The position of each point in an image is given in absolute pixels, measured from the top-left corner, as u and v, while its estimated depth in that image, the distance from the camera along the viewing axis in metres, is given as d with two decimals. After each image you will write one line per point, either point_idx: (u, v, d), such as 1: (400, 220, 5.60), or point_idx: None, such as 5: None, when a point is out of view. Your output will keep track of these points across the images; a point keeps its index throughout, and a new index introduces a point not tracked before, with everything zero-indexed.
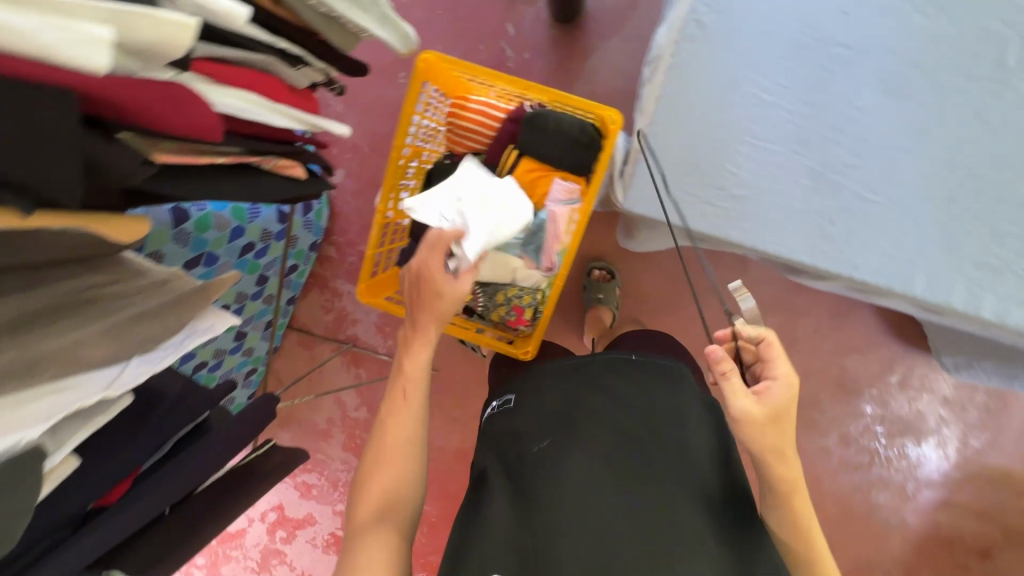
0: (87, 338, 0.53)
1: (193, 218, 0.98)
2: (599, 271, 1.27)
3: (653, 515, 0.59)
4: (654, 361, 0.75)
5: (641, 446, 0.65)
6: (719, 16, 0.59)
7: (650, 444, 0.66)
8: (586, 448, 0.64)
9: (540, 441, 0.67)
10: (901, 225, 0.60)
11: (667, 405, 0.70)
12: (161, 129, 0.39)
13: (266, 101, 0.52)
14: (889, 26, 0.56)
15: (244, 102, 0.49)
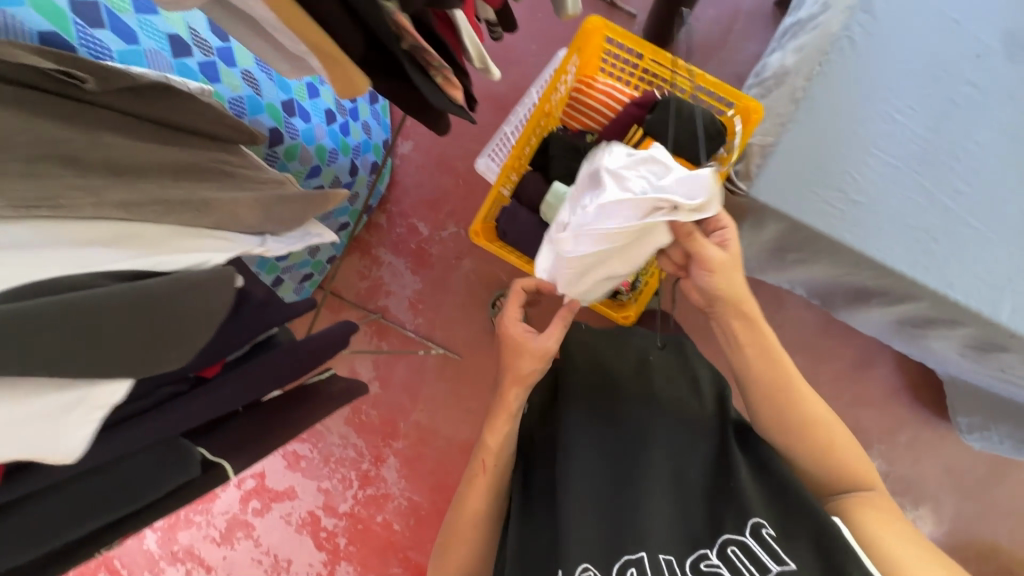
0: (240, 203, 0.52)
1: (285, 144, 0.97)
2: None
3: (616, 488, 0.66)
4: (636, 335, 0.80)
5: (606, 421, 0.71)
6: (868, 38, 0.65)
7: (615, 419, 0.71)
8: (573, 413, 0.71)
9: (542, 426, 0.78)
10: (995, 254, 0.65)
11: (636, 367, 0.75)
12: None
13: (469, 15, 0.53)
14: (1012, 76, 0.64)
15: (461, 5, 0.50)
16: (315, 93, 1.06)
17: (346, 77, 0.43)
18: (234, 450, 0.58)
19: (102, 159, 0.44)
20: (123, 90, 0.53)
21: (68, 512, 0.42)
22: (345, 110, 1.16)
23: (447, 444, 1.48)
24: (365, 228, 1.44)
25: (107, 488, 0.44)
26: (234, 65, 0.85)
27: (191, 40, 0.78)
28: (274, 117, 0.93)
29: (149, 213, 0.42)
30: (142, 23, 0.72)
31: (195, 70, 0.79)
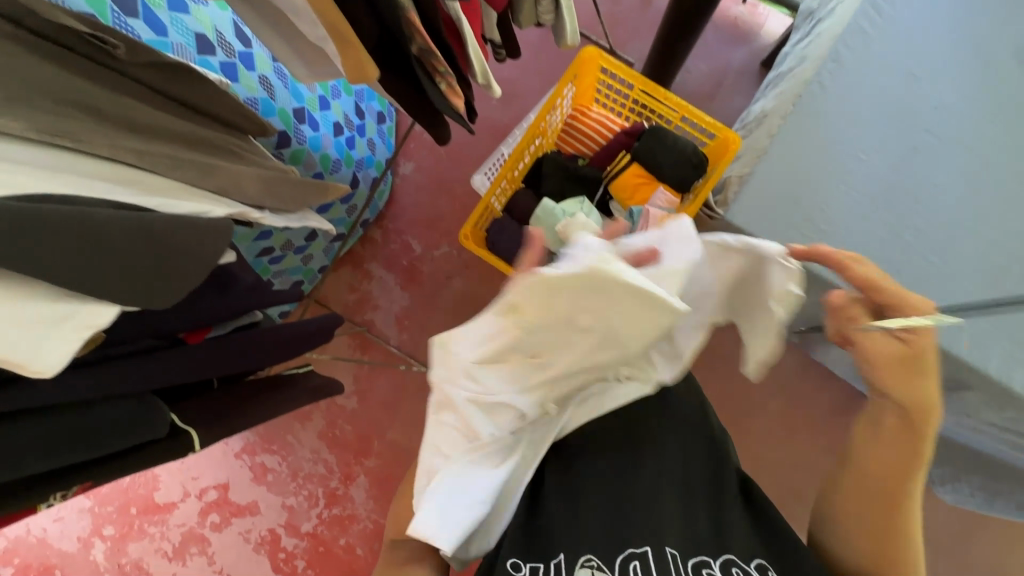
0: (245, 176, 0.55)
1: (291, 148, 1.01)
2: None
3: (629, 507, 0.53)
4: None
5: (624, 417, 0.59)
6: (839, 83, 0.71)
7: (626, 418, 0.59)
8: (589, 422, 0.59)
9: None
10: (957, 290, 0.68)
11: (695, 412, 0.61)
12: None
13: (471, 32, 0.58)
14: (967, 129, 0.70)
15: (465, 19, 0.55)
16: (326, 106, 1.11)
17: (358, 59, 0.47)
18: (205, 419, 0.58)
19: (119, 117, 0.46)
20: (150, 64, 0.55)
21: (34, 444, 0.41)
22: (353, 126, 1.21)
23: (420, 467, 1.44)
24: (360, 242, 1.47)
25: (86, 429, 0.44)
26: (252, 69, 0.90)
27: (216, 40, 0.84)
28: (284, 121, 0.98)
29: (158, 165, 0.44)
30: (172, 19, 0.77)
31: (214, 68, 0.83)
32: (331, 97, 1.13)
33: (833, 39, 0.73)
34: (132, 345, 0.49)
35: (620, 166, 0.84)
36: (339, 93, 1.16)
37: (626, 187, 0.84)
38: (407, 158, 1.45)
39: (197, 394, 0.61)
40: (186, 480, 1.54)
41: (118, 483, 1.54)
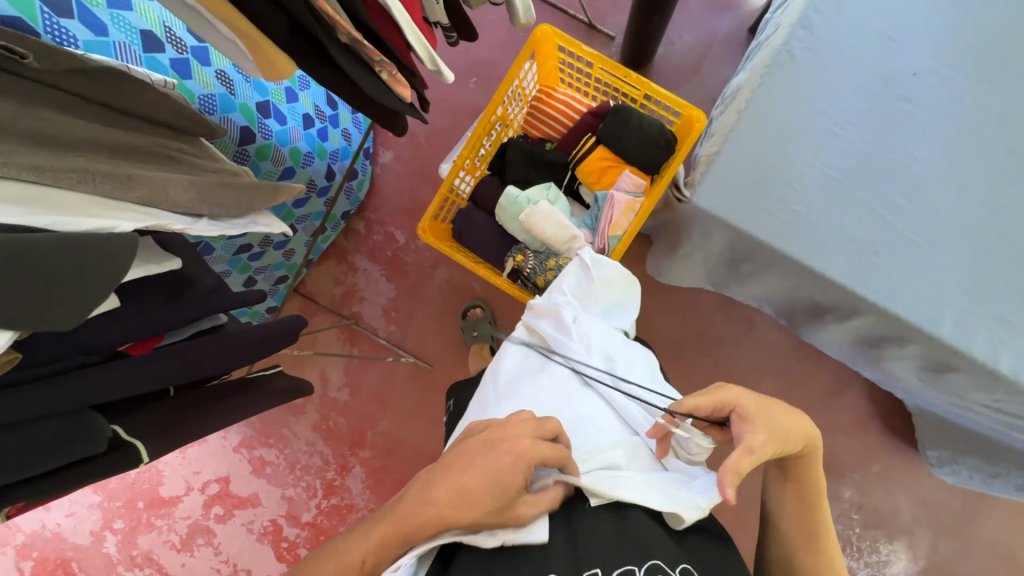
0: (174, 183, 0.53)
1: (257, 144, 0.99)
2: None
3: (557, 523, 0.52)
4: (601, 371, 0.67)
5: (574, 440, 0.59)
6: (810, 53, 0.67)
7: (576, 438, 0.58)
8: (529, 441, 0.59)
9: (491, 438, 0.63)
10: (936, 269, 0.65)
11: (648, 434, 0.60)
12: None
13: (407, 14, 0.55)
14: (949, 95, 0.65)
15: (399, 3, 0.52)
16: (293, 98, 1.09)
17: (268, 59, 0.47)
18: (153, 429, 0.57)
19: (28, 131, 0.45)
20: (73, 70, 0.54)
21: None
22: (325, 116, 1.19)
23: (413, 457, 1.44)
24: (343, 234, 1.46)
25: (11, 452, 0.43)
26: (208, 64, 0.88)
27: (165, 37, 0.81)
28: (246, 116, 0.96)
29: (63, 179, 0.43)
30: (113, 17, 0.75)
31: (164, 66, 0.81)
32: (299, 88, 1.11)
33: (802, 2, 0.68)
34: (65, 361, 0.48)
35: (585, 149, 0.81)
36: (308, 84, 1.13)
37: (592, 170, 0.81)
38: (387, 147, 1.42)
39: (150, 403, 0.61)
40: (188, 474, 1.57)
41: (123, 478, 1.58)
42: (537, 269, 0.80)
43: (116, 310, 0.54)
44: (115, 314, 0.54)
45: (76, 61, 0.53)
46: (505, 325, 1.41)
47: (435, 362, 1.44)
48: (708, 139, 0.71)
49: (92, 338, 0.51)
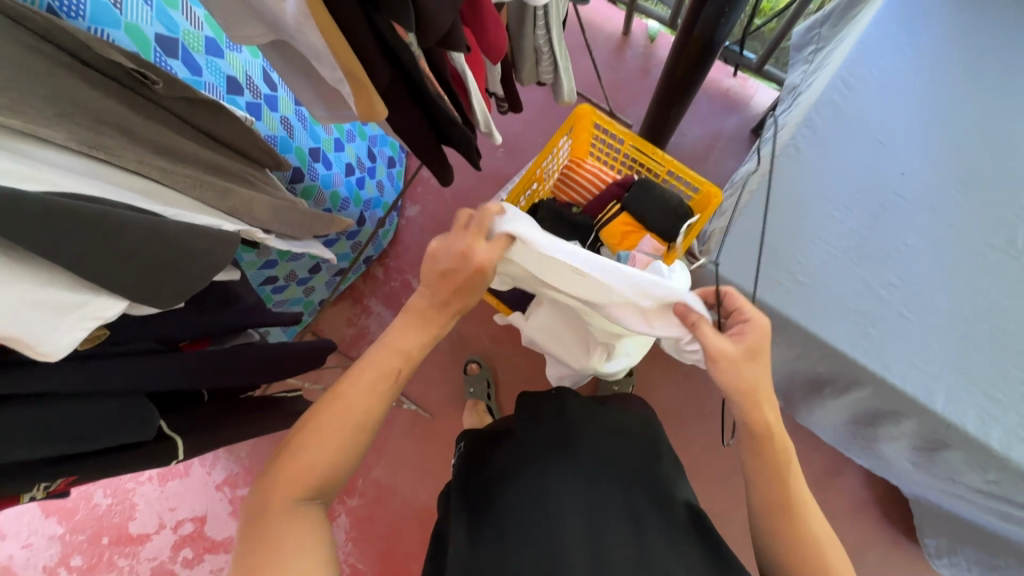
0: (257, 200, 0.59)
1: (304, 183, 1.08)
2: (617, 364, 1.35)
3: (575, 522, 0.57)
4: (615, 416, 0.76)
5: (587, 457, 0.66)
6: (812, 148, 0.77)
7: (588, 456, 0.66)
8: (541, 461, 0.66)
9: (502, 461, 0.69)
10: (927, 343, 0.71)
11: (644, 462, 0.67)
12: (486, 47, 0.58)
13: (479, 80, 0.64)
14: (932, 192, 0.75)
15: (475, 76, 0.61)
16: (340, 148, 1.19)
17: (369, 104, 0.53)
18: (190, 429, 0.59)
19: (149, 140, 0.52)
20: (184, 98, 0.61)
21: (36, 429, 0.43)
22: (364, 167, 1.29)
23: (403, 510, 1.40)
24: (362, 278, 1.52)
25: (82, 420, 0.46)
26: (275, 110, 0.98)
27: (245, 83, 0.92)
28: (299, 158, 1.05)
29: (179, 182, 0.49)
30: (208, 62, 0.85)
31: (241, 107, 0.91)
32: (346, 140, 1.21)
33: (807, 106, 0.80)
34: (138, 343, 0.52)
35: (610, 214, 0.89)
36: (354, 137, 1.24)
37: (615, 234, 0.89)
38: (414, 202, 1.52)
39: (189, 403, 0.63)
40: (162, 510, 1.50)
41: (94, 509, 1.50)
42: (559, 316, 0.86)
43: (182, 308, 0.58)
44: (178, 313, 0.58)
45: (190, 91, 0.60)
46: (508, 381, 1.44)
47: (436, 412, 1.45)
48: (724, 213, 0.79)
49: (161, 328, 0.55)
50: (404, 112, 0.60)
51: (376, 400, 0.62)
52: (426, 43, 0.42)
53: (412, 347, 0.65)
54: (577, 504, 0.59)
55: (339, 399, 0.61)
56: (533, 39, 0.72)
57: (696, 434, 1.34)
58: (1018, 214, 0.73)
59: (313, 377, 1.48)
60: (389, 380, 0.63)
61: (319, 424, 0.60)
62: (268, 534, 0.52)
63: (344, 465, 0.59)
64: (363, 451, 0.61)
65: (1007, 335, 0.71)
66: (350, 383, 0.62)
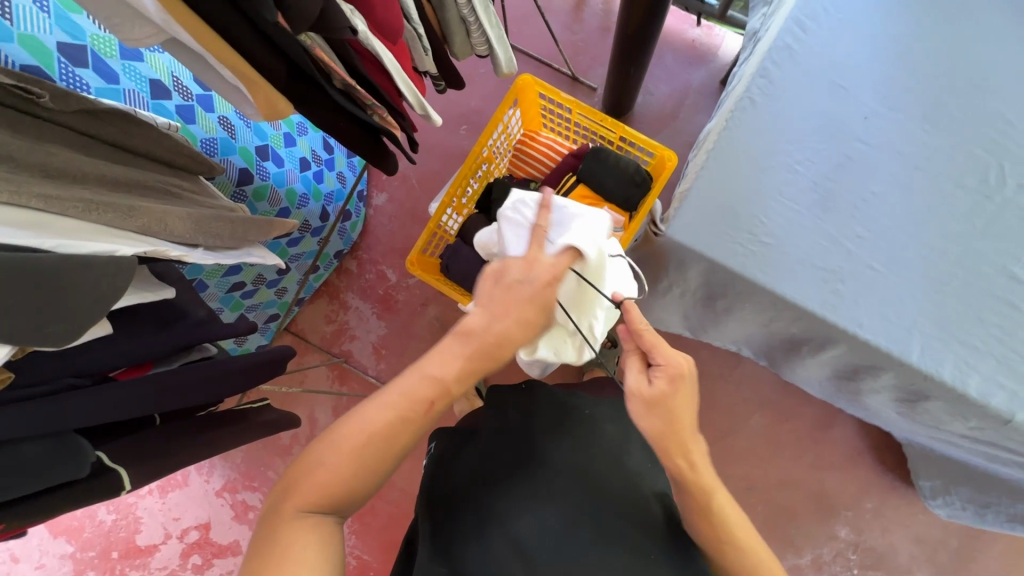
0: (172, 215, 0.55)
1: (254, 184, 1.04)
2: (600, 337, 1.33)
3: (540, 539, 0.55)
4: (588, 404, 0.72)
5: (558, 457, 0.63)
6: (770, 99, 0.72)
7: (559, 454, 0.63)
8: (504, 462, 0.63)
9: (466, 462, 0.66)
10: (898, 294, 0.68)
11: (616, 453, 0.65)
12: (379, 26, 0.53)
13: (395, 61, 0.59)
14: (897, 134, 0.70)
15: (387, 58, 0.57)
16: (291, 142, 1.14)
17: (268, 98, 0.49)
18: (136, 459, 0.58)
19: (37, 164, 0.48)
20: (82, 111, 0.57)
21: None
22: (321, 160, 1.24)
23: (401, 499, 1.41)
24: (336, 273, 1.49)
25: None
26: (211, 111, 0.93)
27: (172, 85, 0.87)
28: (245, 159, 1.00)
29: (69, 207, 0.45)
30: (125, 67, 0.80)
31: (170, 111, 0.86)
32: (296, 134, 1.16)
33: (762, 52, 0.75)
34: (55, 383, 0.50)
35: (567, 188, 0.85)
36: (305, 130, 1.19)
37: None
38: (380, 190, 1.48)
39: (135, 432, 0.62)
40: (167, 521, 1.52)
41: (99, 526, 1.52)
42: None
43: (108, 336, 0.56)
44: (103, 342, 0.55)
45: (86, 103, 0.57)
46: None
47: None
48: (683, 176, 0.74)
49: (82, 363, 0.52)
50: (317, 105, 0.56)
51: (401, 428, 0.53)
52: (297, 31, 0.38)
53: (450, 380, 0.55)
54: (534, 516, 0.58)
55: (375, 411, 0.53)
56: (457, 9, 0.67)
57: None
58: (989, 148, 0.69)
59: (299, 377, 1.47)
60: (419, 410, 0.54)
61: (340, 439, 0.53)
62: (276, 548, 0.48)
63: (362, 483, 0.53)
64: (387, 472, 0.55)
65: (981, 278, 0.68)
66: (375, 405, 0.54)
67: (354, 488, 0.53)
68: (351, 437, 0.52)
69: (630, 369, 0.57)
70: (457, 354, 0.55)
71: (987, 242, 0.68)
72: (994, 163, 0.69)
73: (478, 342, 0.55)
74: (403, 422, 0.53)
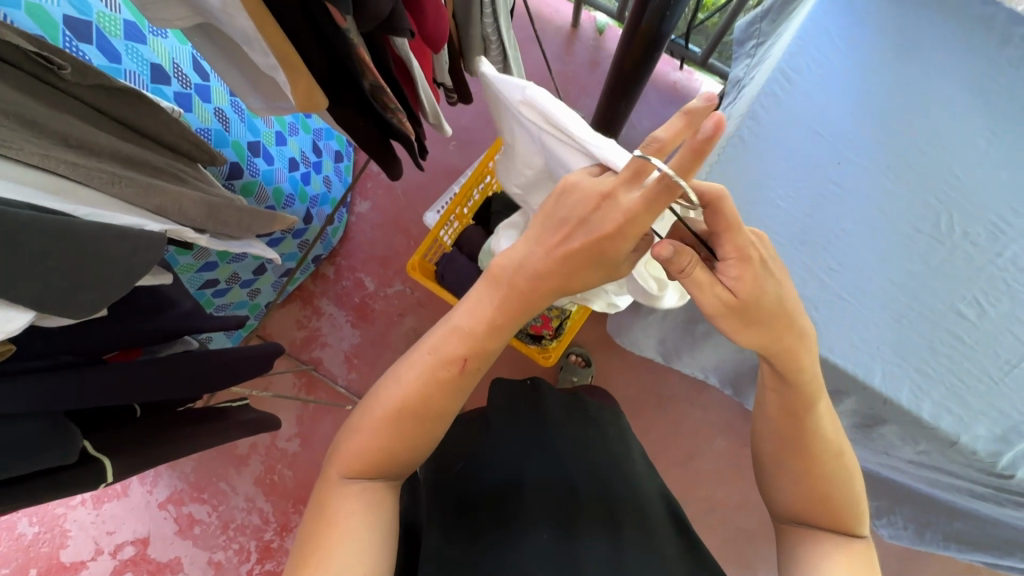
0: (188, 197, 0.54)
1: (243, 180, 1.02)
2: (576, 356, 1.36)
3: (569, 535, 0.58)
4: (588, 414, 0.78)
5: (577, 467, 0.68)
6: (758, 139, 0.80)
7: (578, 464, 0.68)
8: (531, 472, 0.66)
9: (483, 467, 0.68)
10: (866, 323, 0.75)
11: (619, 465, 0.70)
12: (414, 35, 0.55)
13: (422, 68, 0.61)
14: (866, 180, 0.79)
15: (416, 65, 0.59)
16: (282, 141, 1.13)
17: (308, 90, 0.50)
18: (122, 448, 0.55)
19: (56, 132, 0.46)
20: (97, 86, 0.56)
21: None
22: (309, 162, 1.23)
23: None
24: (311, 278, 1.45)
25: None
26: (208, 101, 0.91)
27: (172, 72, 0.85)
28: (237, 153, 0.98)
29: (93, 178, 0.44)
30: (128, 48, 0.78)
31: (168, 97, 0.84)
32: (288, 134, 1.15)
33: (751, 97, 0.82)
34: (49, 361, 0.47)
35: None
36: (297, 130, 1.18)
37: None
38: (364, 198, 1.47)
39: (119, 422, 0.59)
40: (99, 535, 1.39)
41: (17, 540, 1.37)
42: None
43: (103, 318, 0.53)
44: (99, 325, 0.53)
45: (103, 78, 0.55)
46: None
47: None
48: None
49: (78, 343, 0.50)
50: (345, 102, 0.57)
51: (436, 387, 0.56)
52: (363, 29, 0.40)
53: (480, 331, 0.57)
54: (558, 515, 0.61)
55: (411, 369, 0.56)
56: (481, 28, 0.70)
57: (654, 420, 1.37)
58: (942, 200, 0.78)
59: (263, 383, 1.41)
60: (452, 368, 0.56)
61: (380, 396, 0.56)
62: (322, 510, 0.52)
63: (403, 453, 0.56)
64: (429, 439, 0.57)
65: (936, 312, 0.76)
66: (408, 363, 0.57)
67: (399, 453, 0.56)
68: (390, 399, 0.55)
69: (698, 285, 0.52)
70: (490, 303, 0.57)
71: (937, 283, 0.76)
72: (946, 213, 0.78)
73: (510, 282, 0.56)
74: (436, 382, 0.56)
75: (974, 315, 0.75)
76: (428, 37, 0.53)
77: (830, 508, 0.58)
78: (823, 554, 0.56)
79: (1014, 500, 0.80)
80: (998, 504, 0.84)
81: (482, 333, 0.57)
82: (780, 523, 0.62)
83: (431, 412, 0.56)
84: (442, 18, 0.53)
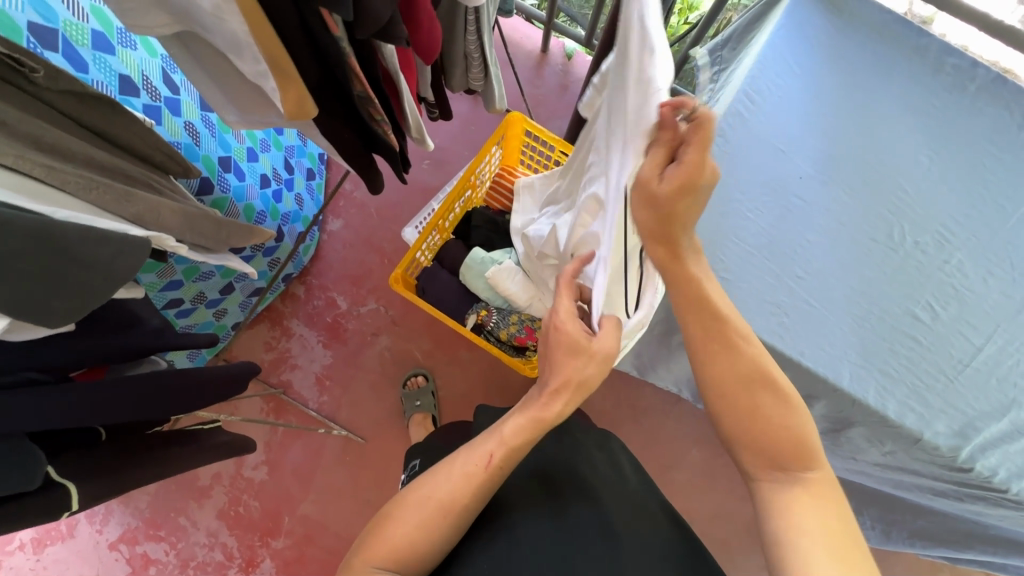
0: (166, 206, 0.53)
1: (213, 195, 0.99)
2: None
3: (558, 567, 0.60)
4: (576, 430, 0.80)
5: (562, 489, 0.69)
6: (725, 156, 0.84)
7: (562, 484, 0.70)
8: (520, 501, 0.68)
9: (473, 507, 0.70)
10: (831, 327, 0.79)
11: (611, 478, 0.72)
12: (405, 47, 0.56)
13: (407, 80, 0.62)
14: (825, 192, 0.84)
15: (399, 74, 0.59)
16: (253, 158, 1.10)
17: (297, 96, 0.49)
18: (92, 473, 0.52)
19: (27, 136, 0.44)
20: (70, 93, 0.54)
21: None
22: (281, 179, 1.21)
23: (334, 544, 1.30)
24: (280, 298, 1.41)
25: None
26: (178, 114, 0.89)
27: (141, 84, 0.83)
28: (207, 167, 0.96)
29: (69, 182, 0.43)
30: (96, 58, 0.76)
31: (137, 109, 0.82)
32: (259, 150, 1.13)
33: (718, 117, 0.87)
34: (16, 378, 0.45)
35: None
36: (268, 147, 1.16)
37: None
38: (335, 216, 1.45)
39: (86, 445, 0.55)
40: None
41: None
42: (501, 323, 0.85)
43: (66, 333, 0.50)
44: (62, 341, 0.50)
45: (77, 84, 0.53)
46: (446, 398, 1.38)
47: (367, 435, 1.36)
48: None
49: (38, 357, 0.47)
50: (332, 111, 0.57)
51: (468, 485, 0.57)
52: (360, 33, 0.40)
53: (506, 433, 0.59)
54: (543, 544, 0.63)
55: (448, 471, 0.59)
56: (463, 44, 0.71)
57: (631, 433, 1.38)
58: (893, 211, 0.84)
59: (229, 408, 1.35)
60: (478, 464, 0.58)
61: (417, 496, 0.58)
62: None
63: (432, 545, 0.56)
64: (461, 530, 0.58)
65: (891, 315, 0.81)
66: (447, 465, 0.59)
67: (423, 546, 0.56)
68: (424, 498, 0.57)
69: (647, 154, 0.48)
70: (531, 419, 0.59)
71: (894, 288, 0.81)
72: (897, 223, 0.83)
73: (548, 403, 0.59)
74: (462, 479, 0.58)
75: (928, 317, 0.80)
76: (419, 49, 0.54)
77: (786, 445, 0.56)
78: (792, 502, 0.53)
79: (974, 494, 0.84)
80: (960, 500, 0.88)
81: (513, 436, 0.59)
82: (751, 478, 0.58)
83: (463, 506, 0.57)
84: (436, 31, 0.54)
